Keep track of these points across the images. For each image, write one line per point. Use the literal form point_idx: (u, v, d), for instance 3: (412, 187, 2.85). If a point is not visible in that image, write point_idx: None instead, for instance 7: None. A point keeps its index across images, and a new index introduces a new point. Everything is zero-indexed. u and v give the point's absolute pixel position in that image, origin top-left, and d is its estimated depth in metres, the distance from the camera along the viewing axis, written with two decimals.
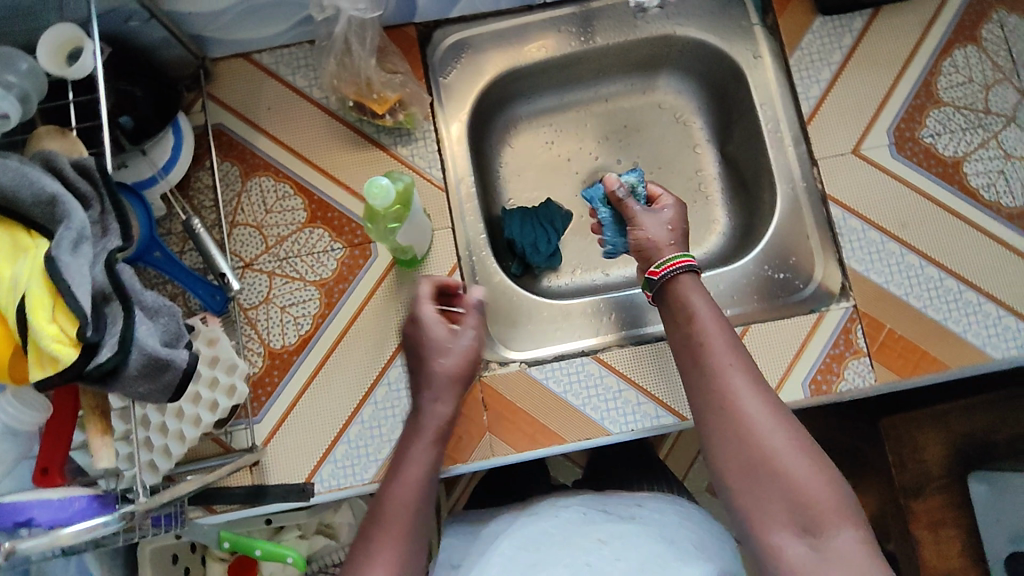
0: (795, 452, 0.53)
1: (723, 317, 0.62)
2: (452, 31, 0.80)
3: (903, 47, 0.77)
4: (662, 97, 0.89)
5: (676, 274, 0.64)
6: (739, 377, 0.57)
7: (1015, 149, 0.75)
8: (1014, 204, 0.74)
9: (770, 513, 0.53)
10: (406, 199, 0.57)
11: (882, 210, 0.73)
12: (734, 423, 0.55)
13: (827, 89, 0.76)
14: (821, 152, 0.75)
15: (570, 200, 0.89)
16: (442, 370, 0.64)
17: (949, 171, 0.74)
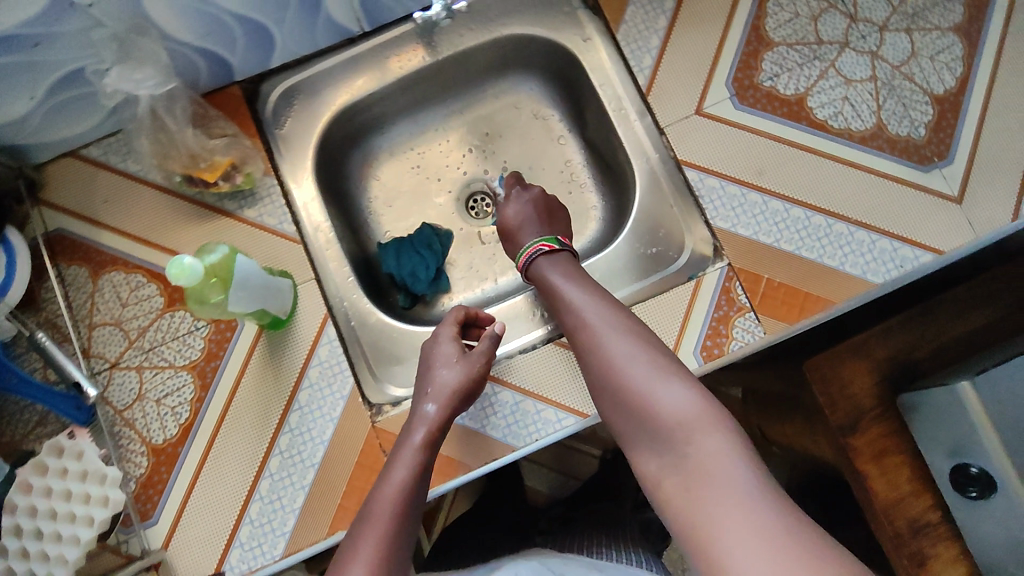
0: (656, 374, 0.53)
1: (596, 284, 0.65)
2: (278, 81, 0.78)
3: None
4: (516, 97, 0.89)
5: (534, 257, 0.70)
6: (605, 324, 0.59)
7: (854, 73, 0.76)
8: (864, 127, 0.75)
9: (643, 443, 0.51)
10: (218, 268, 0.57)
11: (735, 163, 0.74)
12: (600, 363, 0.56)
13: (658, 57, 0.76)
14: (665, 120, 0.75)
15: (447, 219, 0.87)
16: (441, 379, 0.63)
17: (795, 109, 0.75)
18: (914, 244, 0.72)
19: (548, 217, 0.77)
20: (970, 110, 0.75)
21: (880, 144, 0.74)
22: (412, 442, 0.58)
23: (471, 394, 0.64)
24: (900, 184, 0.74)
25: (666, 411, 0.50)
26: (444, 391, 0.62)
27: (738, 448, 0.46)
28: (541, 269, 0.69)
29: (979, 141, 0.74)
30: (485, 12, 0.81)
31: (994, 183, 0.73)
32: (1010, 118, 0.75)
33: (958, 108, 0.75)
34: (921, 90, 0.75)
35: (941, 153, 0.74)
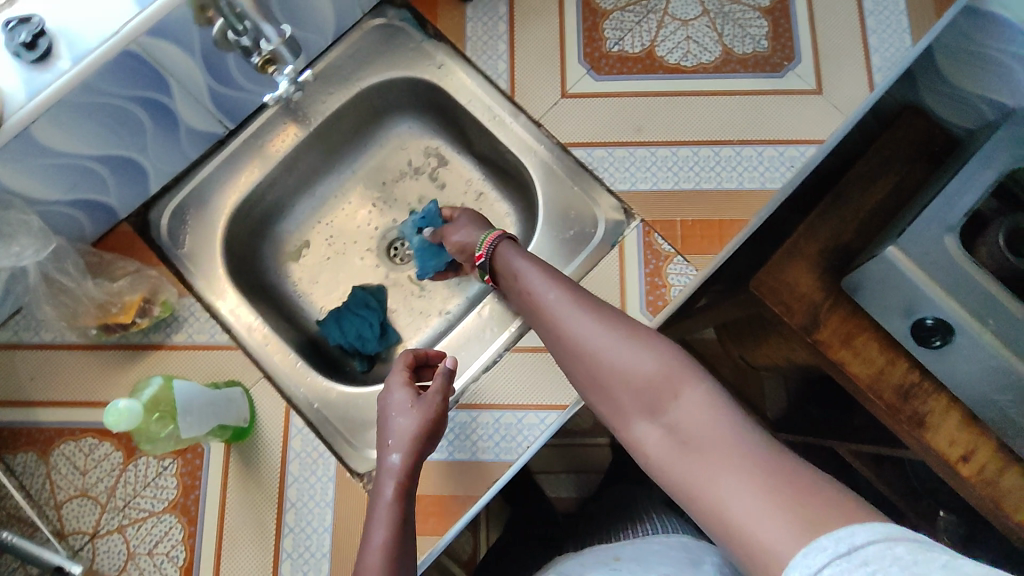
0: (625, 345, 0.57)
1: (554, 269, 0.67)
2: (164, 204, 0.78)
3: None
4: (399, 139, 0.91)
5: (496, 244, 0.71)
6: (568, 311, 0.62)
7: (687, 14, 0.82)
8: (714, 57, 0.80)
9: (625, 406, 0.55)
10: (156, 403, 0.60)
11: (613, 129, 0.78)
12: (571, 346, 0.60)
13: (510, 60, 0.81)
14: (538, 113, 0.80)
15: (375, 274, 0.88)
16: (399, 426, 0.61)
17: (648, 63, 0.80)
18: (796, 142, 0.78)
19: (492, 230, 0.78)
20: (800, 12, 0.82)
21: (735, 67, 0.80)
22: (384, 498, 0.56)
23: (435, 434, 0.62)
24: (765, 95, 0.79)
25: (642, 379, 0.54)
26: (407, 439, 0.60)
27: (711, 403, 0.51)
28: (505, 255, 0.71)
29: (817, 34, 0.82)
30: (340, 72, 0.83)
31: (841, 65, 0.81)
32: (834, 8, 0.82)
33: (789, 10, 0.82)
34: (750, 8, 0.82)
35: (788, 56, 0.81)
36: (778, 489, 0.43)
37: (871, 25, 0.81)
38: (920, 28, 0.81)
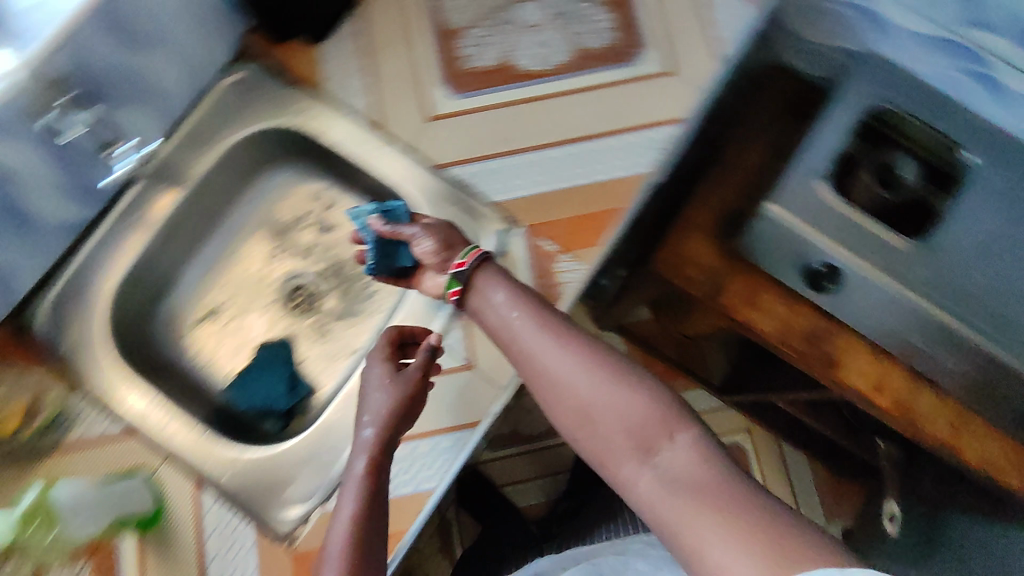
0: (605, 381, 0.50)
1: (528, 291, 0.57)
2: (38, 301, 0.75)
3: (399, 17, 0.83)
4: (281, 188, 0.89)
5: (481, 260, 0.60)
6: (541, 340, 0.53)
7: (534, 18, 0.83)
8: (567, 57, 0.82)
9: (611, 443, 0.48)
10: (37, 509, 0.62)
11: (482, 142, 0.79)
12: (550, 383, 0.52)
13: (371, 92, 0.81)
14: (410, 138, 0.80)
15: (276, 330, 0.85)
16: (375, 402, 0.59)
17: (505, 73, 0.81)
18: (659, 124, 0.81)
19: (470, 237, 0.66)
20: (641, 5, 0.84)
21: (591, 64, 0.82)
22: (353, 472, 0.56)
23: (412, 410, 0.61)
24: (623, 84, 0.81)
25: (626, 418, 0.48)
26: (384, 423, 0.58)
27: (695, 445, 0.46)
28: (480, 292, 0.59)
29: (662, 18, 0.84)
30: (204, 133, 0.81)
31: (690, 43, 0.83)
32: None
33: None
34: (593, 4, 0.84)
35: (635, 44, 0.83)
36: (783, 557, 0.38)
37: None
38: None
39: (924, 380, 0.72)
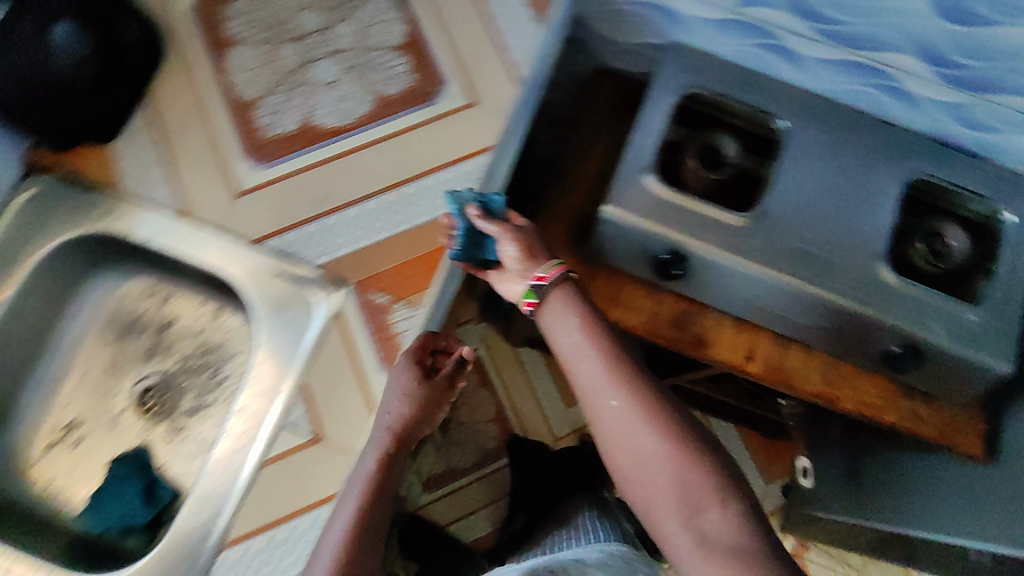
0: (670, 448, 0.65)
1: (591, 328, 0.73)
2: None
3: (200, 117, 1.33)
4: (159, 296, 1.30)
5: (560, 277, 0.76)
6: (644, 439, 0.66)
7: (315, 108, 1.32)
8: (371, 104, 1.31)
9: (659, 496, 0.64)
10: None
11: (308, 201, 1.27)
12: (615, 434, 0.67)
13: (211, 183, 1.29)
14: (246, 222, 1.26)
15: (133, 456, 1.20)
16: (394, 403, 1.09)
17: (315, 132, 1.31)
18: None
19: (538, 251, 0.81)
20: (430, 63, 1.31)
21: (399, 131, 1.30)
22: (365, 469, 1.06)
23: (419, 409, 1.08)
24: None
25: (666, 469, 0.64)
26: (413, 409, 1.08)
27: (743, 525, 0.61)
28: (548, 321, 0.75)
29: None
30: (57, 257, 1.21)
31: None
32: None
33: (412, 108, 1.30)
34: (386, 58, 1.34)
35: (433, 81, 1.31)
36: None
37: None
38: None
39: (793, 341, 0.99)
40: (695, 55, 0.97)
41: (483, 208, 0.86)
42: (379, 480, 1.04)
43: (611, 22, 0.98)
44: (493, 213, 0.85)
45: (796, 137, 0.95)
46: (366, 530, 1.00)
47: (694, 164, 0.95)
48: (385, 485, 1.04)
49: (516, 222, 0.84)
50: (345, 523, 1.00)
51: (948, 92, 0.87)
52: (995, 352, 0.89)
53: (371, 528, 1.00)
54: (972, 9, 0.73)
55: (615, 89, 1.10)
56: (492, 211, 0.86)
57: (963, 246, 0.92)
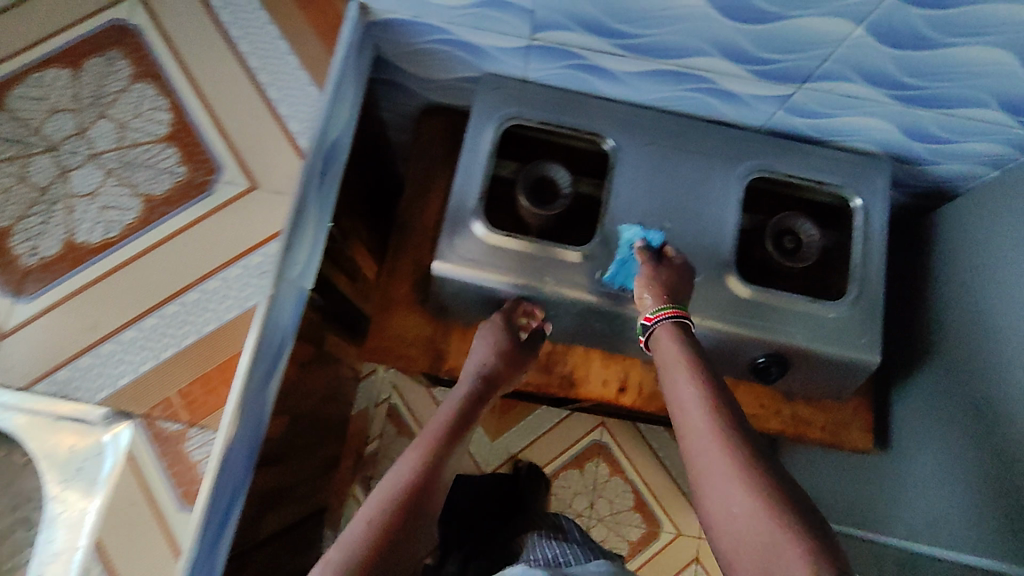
0: (778, 506, 0.53)
1: (710, 379, 0.65)
2: None
3: (15, 288, 0.98)
4: None
5: (659, 326, 0.75)
6: (721, 464, 0.57)
7: (112, 208, 0.99)
8: (136, 211, 0.98)
9: (744, 546, 0.53)
10: None
11: (71, 334, 0.96)
12: (706, 469, 0.58)
13: (26, 318, 0.97)
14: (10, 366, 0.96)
15: None
16: (482, 358, 0.86)
17: (75, 251, 0.98)
18: None
19: (674, 291, 0.78)
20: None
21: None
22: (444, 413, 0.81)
23: (503, 362, 0.86)
24: None
25: (771, 536, 0.51)
26: (498, 350, 0.86)
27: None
28: (664, 342, 0.73)
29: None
30: None
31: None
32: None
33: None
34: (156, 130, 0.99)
35: (209, 170, 0.98)
36: None
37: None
38: None
39: None
40: (507, 83, 0.90)
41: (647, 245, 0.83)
42: (444, 446, 0.74)
43: (415, 60, 0.91)
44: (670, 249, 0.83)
45: (627, 154, 0.89)
46: (454, 450, 0.75)
47: (525, 202, 0.87)
48: (462, 423, 0.80)
49: (666, 258, 0.82)
50: (423, 454, 0.73)
51: (766, 86, 0.81)
52: (863, 346, 0.85)
53: (422, 484, 0.68)
54: (751, 5, 0.68)
55: (447, 123, 1.02)
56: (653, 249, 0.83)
57: (814, 240, 0.87)
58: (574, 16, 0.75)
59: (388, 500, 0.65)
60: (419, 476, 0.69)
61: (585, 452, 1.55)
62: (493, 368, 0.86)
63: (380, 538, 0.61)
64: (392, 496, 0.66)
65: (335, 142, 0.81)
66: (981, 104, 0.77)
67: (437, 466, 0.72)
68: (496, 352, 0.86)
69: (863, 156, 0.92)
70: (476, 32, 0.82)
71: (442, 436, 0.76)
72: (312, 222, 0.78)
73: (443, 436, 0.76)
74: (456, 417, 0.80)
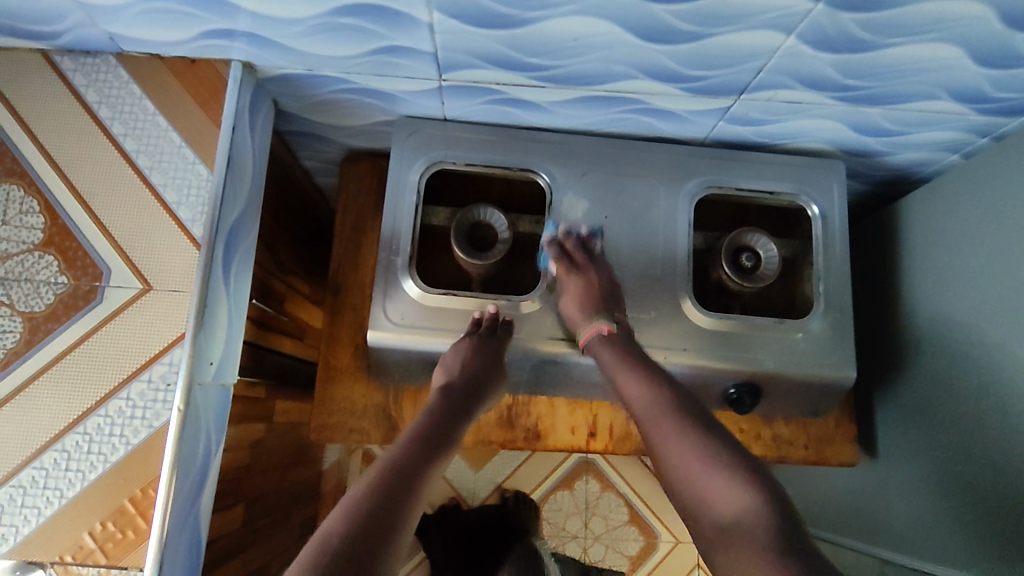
0: (709, 450, 0.58)
1: (642, 360, 0.70)
2: None
3: None
4: None
5: (594, 337, 0.73)
6: (663, 415, 0.63)
7: None
8: None
9: (689, 476, 0.58)
10: None
11: None
12: (652, 427, 0.63)
13: None
14: None
15: None
16: (455, 354, 0.76)
17: None
18: (157, 356, 0.65)
19: (605, 297, 0.75)
20: (45, 173, 0.68)
21: (47, 328, 0.65)
22: (426, 411, 0.70)
23: (485, 363, 0.75)
24: (95, 333, 0.65)
25: (706, 478, 0.57)
26: (474, 350, 0.75)
27: (780, 514, 0.53)
28: (597, 348, 0.73)
29: (97, 215, 0.68)
30: None
31: (154, 224, 0.68)
32: (98, 169, 0.69)
33: (66, 228, 0.67)
34: None
35: None
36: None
37: (145, 164, 0.69)
38: (199, 138, 0.71)
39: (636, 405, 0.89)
40: (425, 125, 0.83)
41: (564, 247, 0.79)
42: (422, 449, 0.64)
43: (321, 111, 0.82)
44: (588, 243, 0.80)
45: (562, 186, 0.82)
46: (436, 456, 0.64)
47: (460, 253, 0.79)
48: (440, 430, 0.67)
49: (581, 257, 0.78)
50: (394, 457, 0.62)
51: (703, 102, 0.75)
52: (837, 365, 0.80)
53: (397, 491, 0.57)
54: (670, 27, 0.61)
55: (373, 168, 0.94)
56: (574, 252, 0.79)
57: (773, 255, 0.82)
58: (483, 55, 0.67)
59: (360, 503, 0.55)
60: (393, 479, 0.58)
61: (574, 471, 1.48)
62: (471, 371, 0.74)
63: (350, 542, 0.51)
64: (362, 503, 0.55)
65: (238, 221, 0.73)
66: (932, 96, 0.72)
67: (415, 469, 0.60)
68: (472, 352, 0.75)
69: (815, 158, 0.86)
70: (378, 78, 0.74)
71: (417, 439, 0.65)
72: (222, 317, 0.71)
73: (419, 443, 0.64)
74: (432, 422, 0.68)
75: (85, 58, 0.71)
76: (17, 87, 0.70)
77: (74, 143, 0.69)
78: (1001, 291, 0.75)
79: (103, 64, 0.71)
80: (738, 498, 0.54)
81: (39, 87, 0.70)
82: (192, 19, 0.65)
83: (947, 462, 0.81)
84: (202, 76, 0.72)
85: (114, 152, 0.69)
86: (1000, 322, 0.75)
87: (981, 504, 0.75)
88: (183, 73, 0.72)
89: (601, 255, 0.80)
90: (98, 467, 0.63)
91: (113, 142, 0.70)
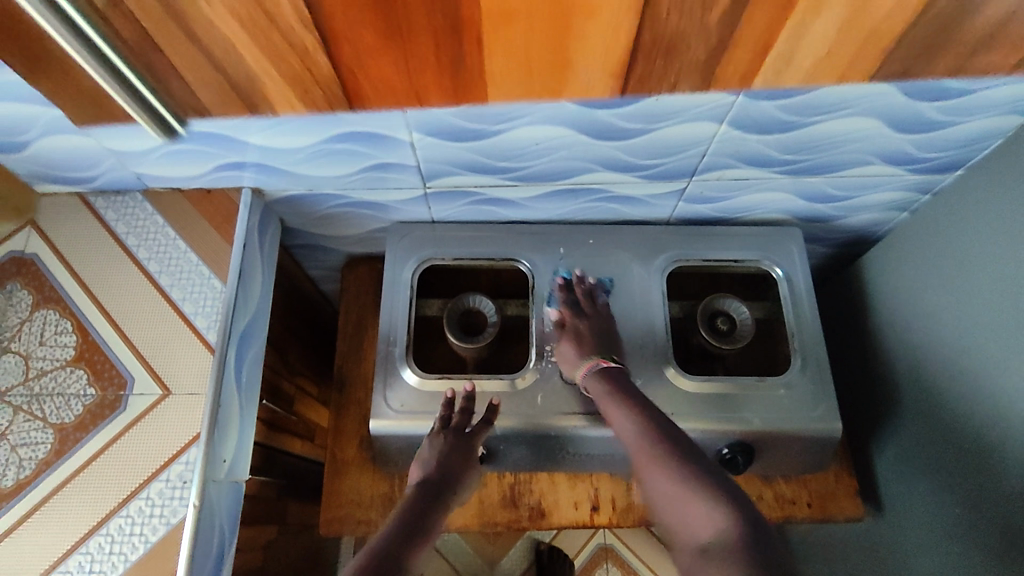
0: (684, 471, 0.62)
1: (634, 391, 0.75)
2: None
3: None
4: None
5: (594, 374, 0.77)
6: (641, 440, 0.68)
7: None
8: None
9: (664, 489, 0.62)
10: None
11: None
12: (635, 441, 0.69)
13: None
14: None
15: None
16: (425, 445, 0.78)
17: None
18: (174, 457, 0.70)
19: (609, 342, 0.81)
20: (78, 298, 0.77)
21: (76, 437, 0.70)
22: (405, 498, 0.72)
23: (458, 448, 0.77)
24: (119, 439, 0.70)
25: (686, 504, 0.59)
26: (448, 439, 0.77)
27: (748, 530, 0.55)
28: (592, 385, 0.77)
29: (123, 331, 0.75)
30: None
31: (174, 334, 0.75)
32: (124, 290, 0.77)
33: (96, 344, 0.74)
34: None
35: None
36: None
37: (166, 282, 0.78)
38: (212, 255, 0.79)
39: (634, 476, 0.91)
40: (415, 228, 0.92)
41: (569, 288, 0.86)
42: (403, 530, 0.65)
43: (323, 225, 0.92)
44: (594, 293, 0.85)
45: (542, 271, 0.90)
46: (418, 536, 0.65)
47: (453, 340, 0.86)
48: (418, 516, 0.68)
49: (585, 306, 0.84)
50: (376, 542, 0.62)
51: (660, 186, 0.84)
52: (822, 417, 0.82)
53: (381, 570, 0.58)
54: (617, 127, 0.70)
55: (372, 271, 1.03)
56: (585, 309, 0.83)
57: (745, 318, 0.87)
58: (460, 163, 0.77)
59: None
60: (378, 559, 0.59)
61: (592, 560, 1.44)
62: (445, 460, 0.76)
63: None
64: None
65: (248, 326, 0.81)
66: (865, 162, 0.80)
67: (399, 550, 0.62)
68: (446, 441, 0.77)
69: (773, 226, 0.94)
70: (371, 192, 0.84)
71: (399, 526, 0.65)
72: (234, 418, 0.76)
73: (403, 530, 0.65)
74: (410, 511, 0.68)
75: (117, 198, 0.82)
76: (59, 228, 0.80)
77: (105, 270, 0.78)
78: (963, 330, 0.79)
79: (131, 201, 0.82)
80: (717, 521, 0.56)
81: (77, 226, 0.80)
82: (208, 157, 0.75)
83: (952, 507, 0.80)
84: (217, 203, 0.82)
85: (139, 274, 0.78)
86: (966, 358, 0.78)
87: (989, 543, 0.74)
88: (199, 202, 0.82)
89: (603, 304, 0.85)
90: (119, 567, 0.66)
91: (139, 266, 0.79)
